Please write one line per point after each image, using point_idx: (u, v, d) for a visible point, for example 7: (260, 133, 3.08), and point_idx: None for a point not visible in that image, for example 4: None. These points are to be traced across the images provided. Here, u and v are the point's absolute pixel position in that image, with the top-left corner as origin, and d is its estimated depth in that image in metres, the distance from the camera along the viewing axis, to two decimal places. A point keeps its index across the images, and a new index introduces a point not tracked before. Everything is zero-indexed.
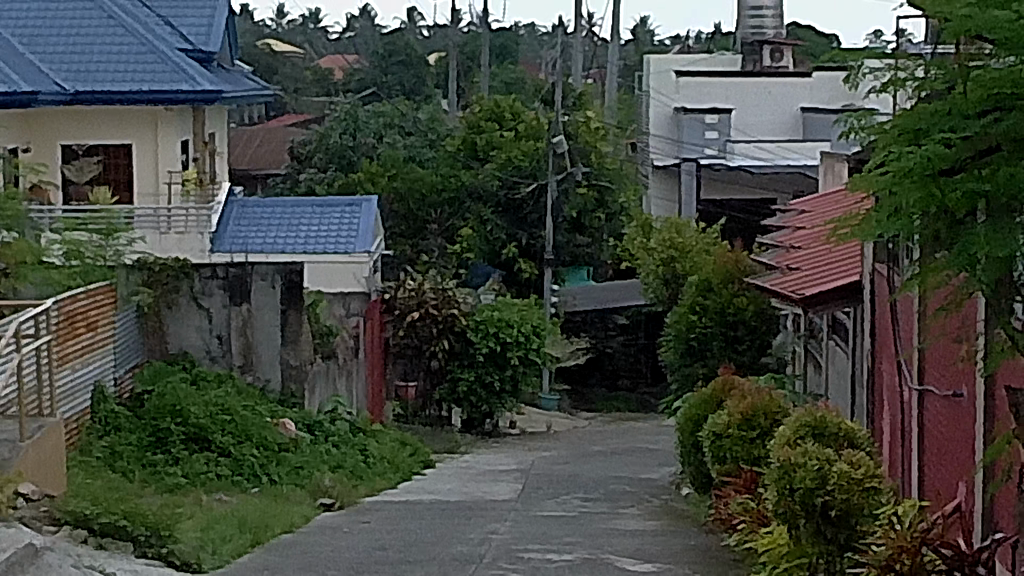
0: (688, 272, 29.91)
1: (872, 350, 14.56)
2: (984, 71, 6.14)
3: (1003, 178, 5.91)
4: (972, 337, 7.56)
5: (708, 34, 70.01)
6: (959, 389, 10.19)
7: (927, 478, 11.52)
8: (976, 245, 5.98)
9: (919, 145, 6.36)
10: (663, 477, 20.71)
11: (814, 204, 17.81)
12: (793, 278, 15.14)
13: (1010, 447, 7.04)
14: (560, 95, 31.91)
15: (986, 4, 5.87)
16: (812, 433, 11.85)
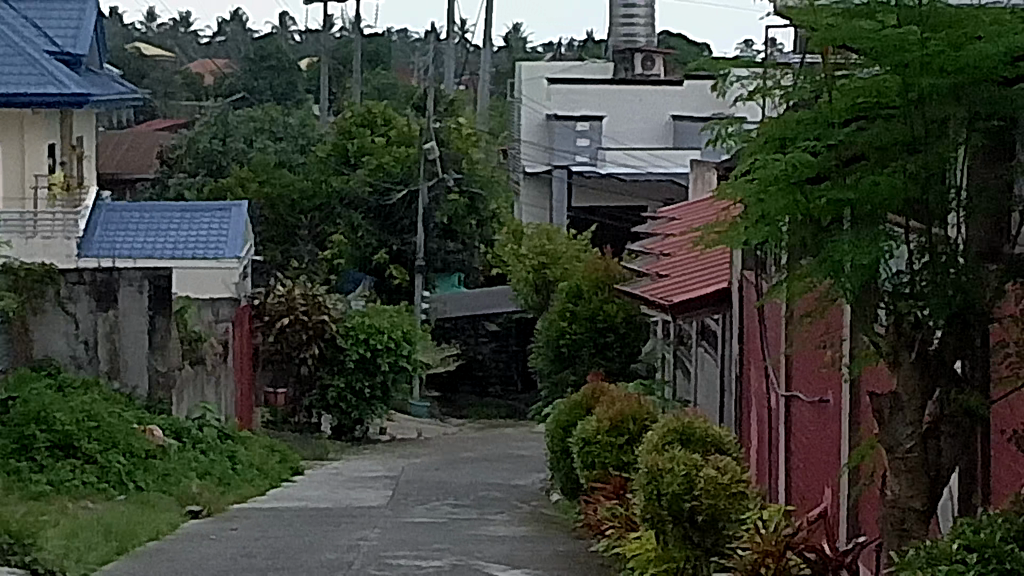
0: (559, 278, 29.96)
1: (741, 356, 14.66)
2: (846, 83, 6.43)
3: (867, 188, 6.15)
4: (837, 344, 7.65)
5: (578, 44, 70.22)
6: (825, 393, 10.31)
7: (794, 483, 11.61)
8: (841, 253, 6.21)
9: (784, 154, 6.47)
10: (532, 482, 20.76)
11: (683, 212, 17.88)
12: (663, 284, 15.14)
13: (873, 450, 7.14)
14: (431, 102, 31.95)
15: (849, 18, 6.22)
16: (680, 438, 11.91)
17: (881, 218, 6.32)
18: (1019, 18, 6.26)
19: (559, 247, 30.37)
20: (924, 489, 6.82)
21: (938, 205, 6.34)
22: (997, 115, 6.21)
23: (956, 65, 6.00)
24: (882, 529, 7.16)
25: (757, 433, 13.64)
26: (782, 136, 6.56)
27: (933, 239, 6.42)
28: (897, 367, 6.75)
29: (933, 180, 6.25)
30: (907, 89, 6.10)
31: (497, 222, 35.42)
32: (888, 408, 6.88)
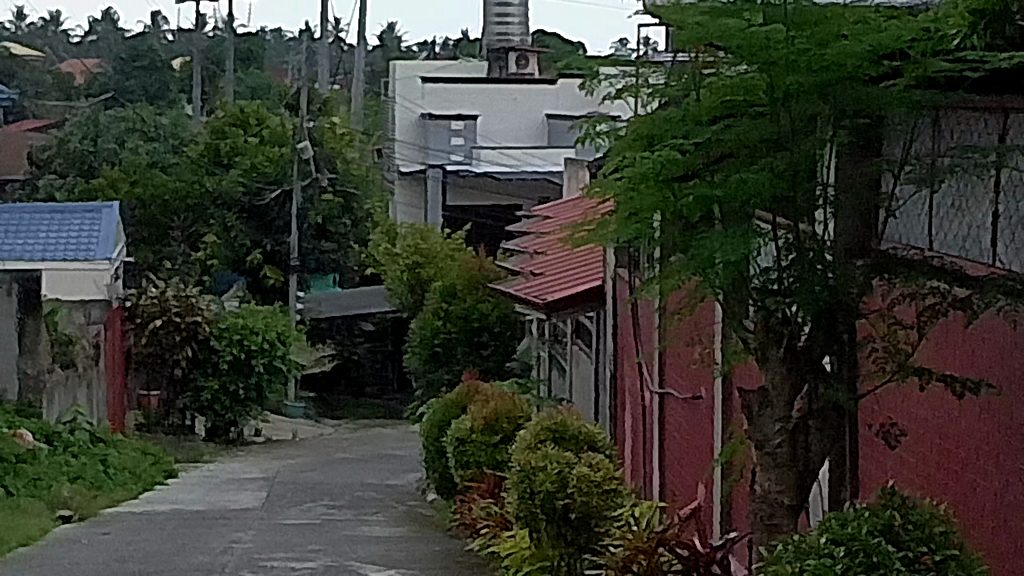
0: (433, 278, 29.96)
1: (616, 354, 14.72)
2: (714, 81, 6.48)
3: (735, 184, 6.18)
4: (708, 340, 7.69)
5: (453, 43, 70.20)
6: (697, 390, 10.37)
7: (667, 481, 11.65)
8: (710, 248, 6.23)
9: (653, 151, 6.51)
10: (408, 483, 20.75)
11: (556, 210, 17.91)
12: (539, 282, 15.17)
13: (744, 448, 7.17)
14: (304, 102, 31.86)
15: (715, 16, 6.26)
16: (553, 437, 11.94)
17: (750, 215, 6.35)
18: (884, 17, 6.34)
19: (433, 247, 30.36)
20: (792, 484, 6.89)
21: (804, 203, 6.41)
22: (863, 114, 6.26)
23: (822, 64, 6.04)
24: (752, 523, 7.20)
25: (631, 431, 13.66)
26: (650, 134, 6.62)
27: (800, 235, 6.48)
28: (765, 363, 6.81)
29: (801, 178, 6.30)
30: (774, 87, 6.15)
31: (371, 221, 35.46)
32: (757, 405, 6.94)
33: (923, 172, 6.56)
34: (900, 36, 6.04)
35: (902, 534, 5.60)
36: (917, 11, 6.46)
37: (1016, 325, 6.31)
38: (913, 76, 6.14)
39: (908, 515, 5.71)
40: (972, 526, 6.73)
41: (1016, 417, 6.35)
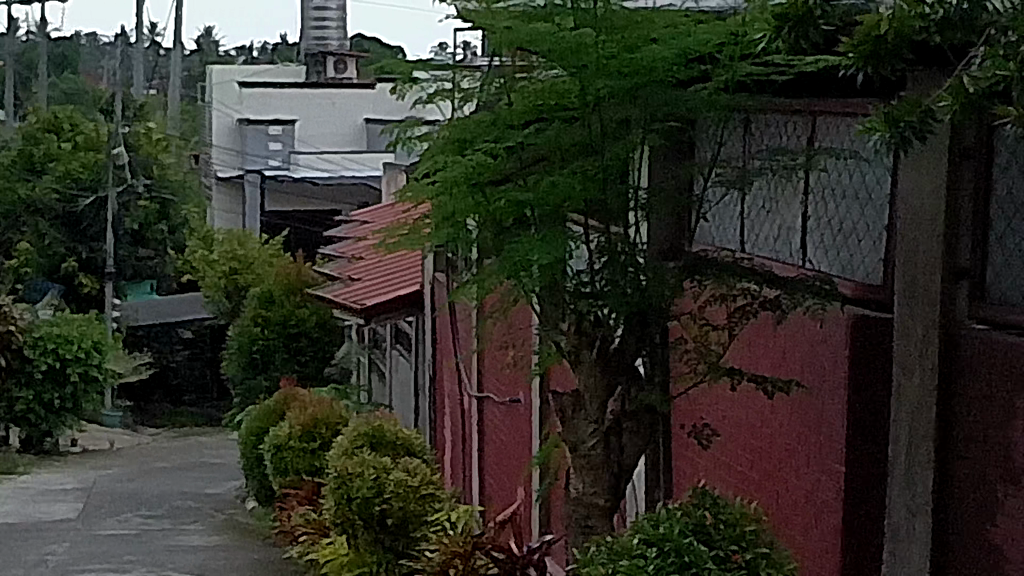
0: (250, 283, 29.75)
1: (435, 358, 14.74)
2: (524, 86, 6.51)
3: (544, 189, 6.21)
4: (525, 345, 7.70)
5: (270, 47, 69.74)
6: (513, 393, 10.45)
7: (486, 483, 11.71)
8: (522, 251, 6.25)
9: (464, 155, 6.52)
10: (225, 491, 20.58)
11: (373, 214, 17.82)
12: (358, 287, 15.13)
13: (558, 448, 7.17)
14: (117, 107, 31.48)
15: (526, 19, 6.27)
16: (370, 442, 12.01)
17: (562, 219, 6.39)
18: (692, 21, 6.39)
19: (250, 252, 30.16)
20: (606, 486, 6.94)
21: (614, 206, 6.46)
22: (671, 117, 6.34)
23: (631, 68, 6.13)
24: (565, 526, 7.22)
25: (451, 436, 13.66)
26: (462, 138, 6.61)
27: (611, 238, 6.53)
28: (578, 365, 6.83)
29: (613, 180, 6.38)
30: (585, 92, 6.20)
31: (189, 227, 35.45)
32: (570, 406, 6.95)
33: (733, 175, 6.64)
34: (708, 40, 6.18)
35: (714, 534, 5.65)
36: (724, 15, 6.53)
37: (824, 323, 6.51)
38: (721, 80, 6.22)
39: (720, 514, 5.77)
40: (784, 523, 6.87)
41: (824, 414, 6.54)
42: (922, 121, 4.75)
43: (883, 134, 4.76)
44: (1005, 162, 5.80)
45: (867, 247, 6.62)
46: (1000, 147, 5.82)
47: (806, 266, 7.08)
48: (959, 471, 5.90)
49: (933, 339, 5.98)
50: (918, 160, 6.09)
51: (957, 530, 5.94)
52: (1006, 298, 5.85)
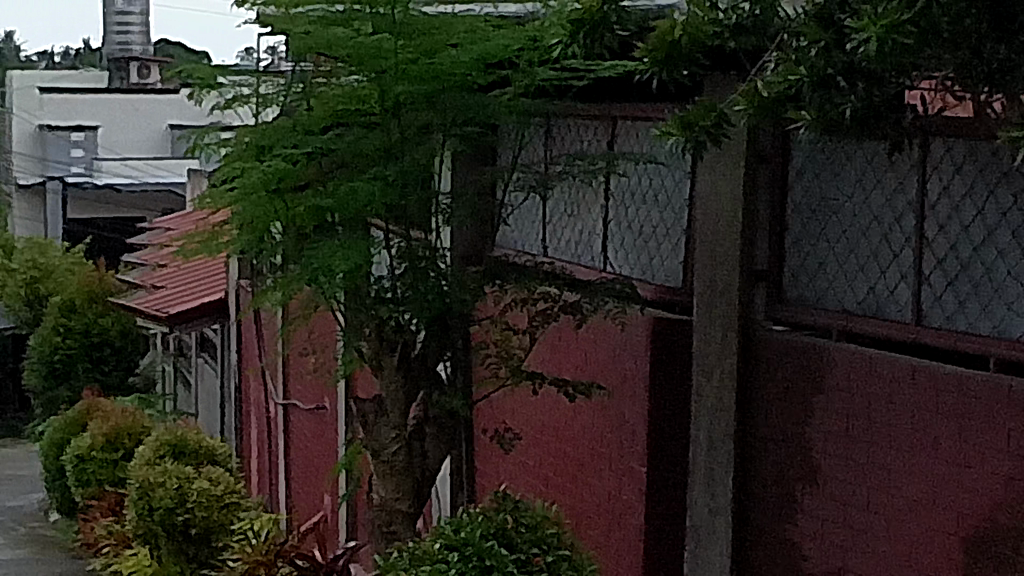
0: (50, 293, 29.21)
1: (240, 366, 14.69)
2: (324, 90, 6.41)
3: (345, 195, 6.18)
4: (328, 353, 7.69)
5: (75, 52, 68.71)
6: (317, 401, 10.46)
7: (292, 491, 11.71)
8: (322, 260, 6.22)
9: (263, 162, 6.44)
10: (28, 503, 20.23)
11: (179, 218, 17.65)
12: (161, 295, 14.96)
13: (361, 453, 7.15)
14: None
15: (325, 23, 6.19)
16: (173, 452, 11.99)
17: (366, 224, 6.40)
18: (492, 26, 6.37)
19: (51, 261, 29.62)
20: (409, 491, 6.92)
21: (416, 212, 6.49)
22: (472, 122, 6.41)
23: (432, 73, 6.20)
24: (369, 532, 7.19)
25: (256, 444, 13.61)
26: (260, 143, 6.52)
27: (412, 243, 6.54)
28: (379, 372, 6.82)
29: (412, 184, 6.41)
30: (385, 96, 6.22)
31: None
32: (372, 412, 6.94)
33: (534, 178, 6.70)
34: (508, 45, 6.23)
35: (515, 538, 5.65)
36: (523, 20, 6.55)
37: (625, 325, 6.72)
38: (521, 85, 6.37)
39: (521, 519, 5.79)
40: (594, 525, 7.06)
41: (624, 418, 6.81)
42: (716, 127, 4.77)
43: (679, 138, 4.78)
44: (800, 166, 6.21)
45: (663, 250, 6.91)
46: (795, 155, 6.24)
47: (605, 270, 7.26)
48: (754, 472, 6.26)
49: (730, 341, 6.32)
50: (716, 167, 6.44)
51: (750, 527, 6.30)
52: (802, 301, 6.20)
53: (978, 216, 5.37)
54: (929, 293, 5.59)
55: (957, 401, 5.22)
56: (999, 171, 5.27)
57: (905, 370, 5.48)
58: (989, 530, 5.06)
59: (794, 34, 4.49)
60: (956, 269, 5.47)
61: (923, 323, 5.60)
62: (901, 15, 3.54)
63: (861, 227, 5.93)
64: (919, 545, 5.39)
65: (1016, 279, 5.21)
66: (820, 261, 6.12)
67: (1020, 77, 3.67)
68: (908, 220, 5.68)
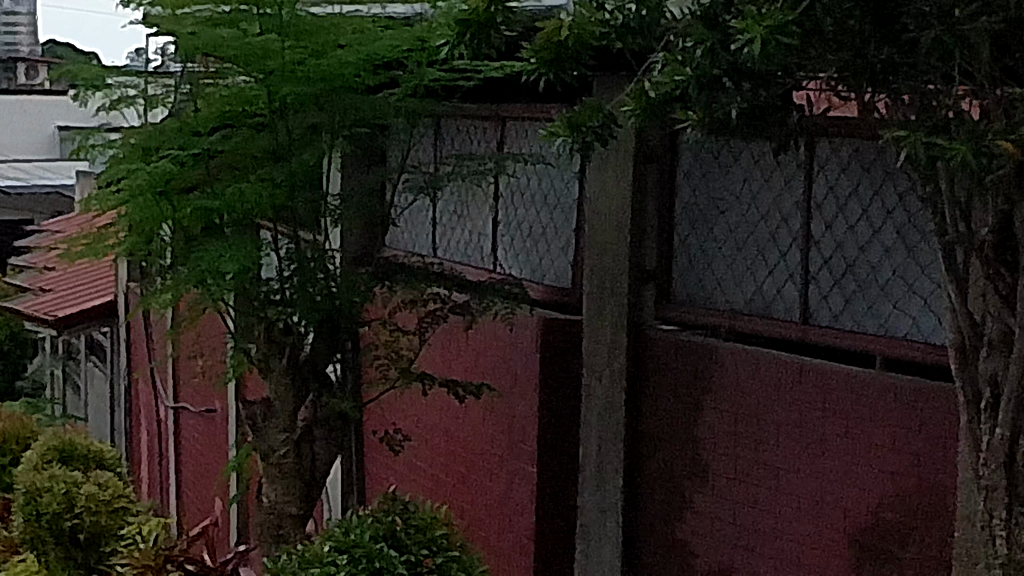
0: None
1: (131, 368, 14.58)
2: (212, 91, 6.36)
3: (234, 196, 6.15)
4: (218, 355, 7.64)
5: None
6: (208, 404, 10.43)
7: (182, 495, 11.65)
8: (211, 261, 6.20)
9: (149, 163, 6.38)
10: None
11: (69, 220, 17.41)
12: (51, 297, 14.77)
13: (250, 456, 7.10)
14: None
15: (212, 22, 6.11)
16: (60, 456, 11.87)
17: (255, 225, 6.40)
18: (380, 26, 6.35)
19: None
20: (299, 495, 6.88)
21: (305, 213, 6.51)
22: (360, 123, 6.44)
23: (321, 74, 6.17)
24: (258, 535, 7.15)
25: (146, 448, 13.50)
26: (148, 145, 6.46)
27: (301, 245, 6.56)
28: (268, 373, 6.78)
29: (299, 184, 6.42)
30: (272, 97, 6.20)
31: None
32: (260, 414, 6.86)
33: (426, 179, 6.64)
34: (396, 45, 6.23)
35: (404, 539, 5.66)
36: (413, 20, 6.53)
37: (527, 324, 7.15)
38: (410, 85, 6.43)
39: (409, 520, 5.80)
40: (501, 517, 7.48)
41: (516, 411, 7.32)
42: (602, 127, 4.76)
43: (565, 139, 4.77)
44: (687, 169, 6.67)
45: (553, 250, 7.41)
46: (683, 154, 6.68)
47: (496, 269, 7.79)
48: (651, 459, 6.76)
49: (620, 337, 6.79)
50: (604, 172, 6.87)
51: (647, 511, 6.80)
52: (690, 299, 6.69)
53: (862, 220, 5.87)
54: (815, 292, 6.09)
55: (852, 398, 5.75)
56: (880, 180, 5.76)
57: (798, 367, 6.00)
58: (883, 518, 5.61)
59: (678, 35, 4.48)
60: (842, 270, 5.97)
61: (810, 322, 6.10)
62: (785, 17, 3.56)
63: (748, 229, 6.41)
64: (819, 537, 5.91)
65: (900, 279, 5.71)
66: (709, 261, 6.60)
67: (902, 75, 3.73)
68: (794, 222, 6.17)
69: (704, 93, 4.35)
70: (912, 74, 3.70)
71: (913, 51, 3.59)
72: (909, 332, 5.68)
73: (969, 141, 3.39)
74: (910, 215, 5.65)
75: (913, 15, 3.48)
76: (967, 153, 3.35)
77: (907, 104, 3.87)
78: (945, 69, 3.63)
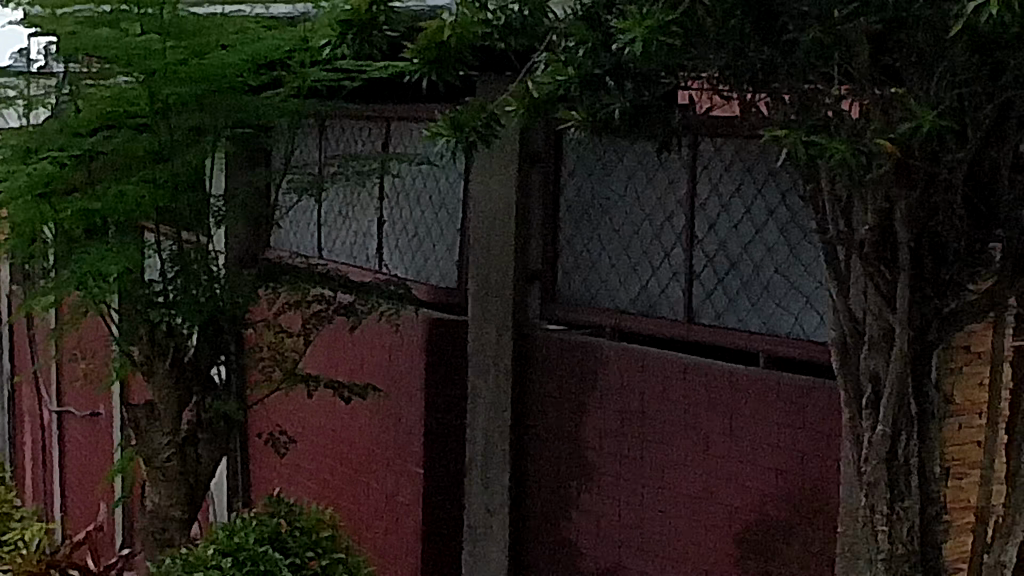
0: None
1: (13, 371, 14.39)
2: (92, 91, 6.25)
3: (116, 198, 6.09)
4: (99, 357, 7.57)
5: None
6: (93, 407, 10.33)
7: (67, 499, 11.53)
8: (92, 264, 6.13)
9: (30, 165, 6.27)
10: None
11: None
12: None
13: (133, 459, 7.04)
14: None
15: (92, 21, 6.01)
16: None
17: (138, 227, 6.37)
18: (262, 26, 6.29)
19: None
20: (183, 498, 6.82)
21: (189, 214, 6.50)
22: (243, 124, 6.46)
23: (200, 72, 6.10)
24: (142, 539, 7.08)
25: (28, 452, 13.34)
26: (28, 146, 6.34)
27: (184, 246, 6.56)
28: (150, 376, 6.72)
29: (181, 184, 6.36)
30: (153, 98, 6.14)
31: None
32: (144, 417, 6.80)
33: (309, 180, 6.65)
34: (279, 45, 6.18)
35: (289, 542, 5.64)
36: (296, 20, 6.50)
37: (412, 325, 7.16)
38: (292, 86, 6.45)
39: (295, 521, 5.79)
40: (391, 519, 7.46)
41: (403, 412, 7.31)
42: (486, 127, 4.73)
43: (447, 141, 4.70)
44: (572, 168, 6.69)
45: (439, 250, 7.40)
46: (567, 153, 6.70)
47: (381, 269, 7.80)
48: (539, 458, 6.80)
49: (505, 337, 6.80)
50: (486, 171, 6.87)
51: (535, 510, 6.84)
52: (576, 299, 6.72)
53: (746, 218, 5.91)
54: (700, 290, 6.12)
55: (738, 397, 5.81)
56: (763, 178, 5.80)
57: (681, 367, 6.05)
58: (771, 514, 5.67)
59: (561, 36, 4.47)
60: (725, 267, 6.00)
61: (695, 320, 6.13)
62: (664, 17, 3.56)
63: (632, 227, 6.44)
64: (710, 532, 5.96)
65: (783, 277, 5.76)
66: (593, 260, 6.62)
67: (780, 70, 3.76)
68: (678, 220, 6.20)
69: (587, 92, 4.36)
70: (791, 75, 3.79)
71: (794, 52, 3.65)
72: (793, 329, 5.73)
73: (847, 141, 3.45)
74: (792, 214, 5.69)
75: (792, 17, 3.56)
76: (847, 152, 3.40)
77: (788, 104, 3.95)
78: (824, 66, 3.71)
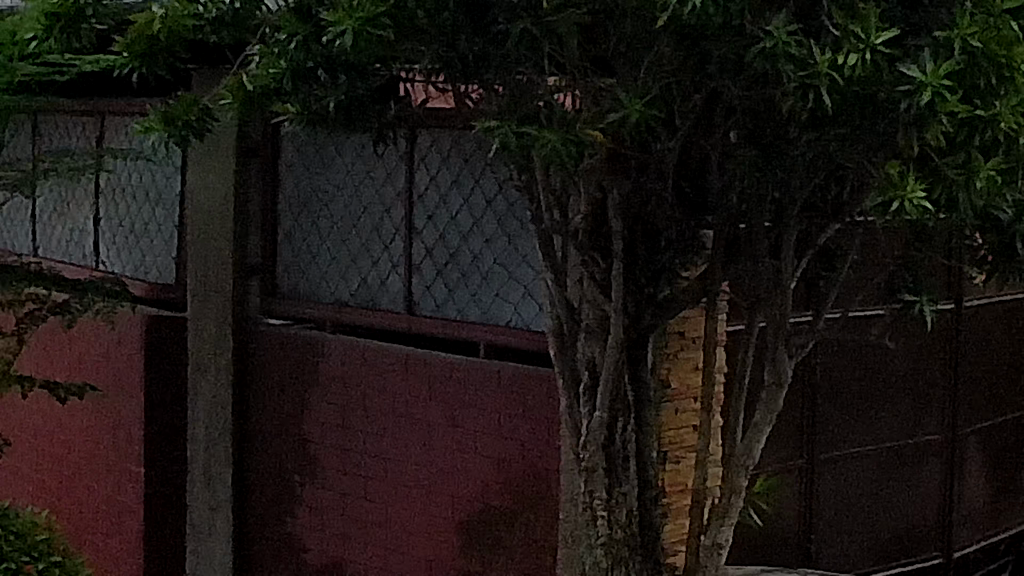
0: None
1: None
2: None
3: None
4: None
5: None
6: None
7: None
8: None
9: None
10: None
11: None
12: None
13: None
14: None
15: None
16: None
17: None
18: None
19: None
20: None
21: None
22: None
23: None
24: None
25: None
26: None
27: None
28: None
29: None
30: None
31: None
32: None
33: (19, 178, 6.48)
34: None
35: (4, 547, 5.52)
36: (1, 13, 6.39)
37: (130, 323, 7.11)
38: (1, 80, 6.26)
39: (10, 527, 5.68)
40: (107, 520, 7.39)
41: (120, 410, 7.24)
42: (200, 121, 4.61)
43: (159, 134, 4.58)
44: (290, 162, 6.69)
45: (156, 247, 7.35)
46: (285, 147, 6.70)
47: (99, 267, 7.72)
48: (260, 455, 6.78)
49: (226, 332, 6.77)
50: (197, 164, 6.80)
51: (256, 508, 6.81)
52: (296, 293, 6.72)
53: (462, 209, 5.93)
54: (419, 282, 6.14)
55: (461, 388, 5.86)
56: (478, 170, 5.83)
57: (401, 358, 6.09)
58: (490, 503, 5.74)
59: (271, 27, 4.32)
60: (444, 259, 6.03)
61: (414, 312, 6.17)
62: (375, 8, 3.49)
63: (350, 220, 6.46)
64: (431, 524, 6.00)
65: (498, 267, 5.82)
66: (313, 255, 6.63)
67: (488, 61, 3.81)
68: (396, 213, 6.23)
69: (300, 84, 4.30)
70: (505, 64, 3.86)
71: (504, 43, 3.70)
72: (512, 319, 5.77)
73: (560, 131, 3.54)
74: (507, 204, 5.75)
75: (503, 9, 3.61)
76: (558, 142, 3.48)
77: (501, 94, 4.03)
78: (538, 53, 3.80)
